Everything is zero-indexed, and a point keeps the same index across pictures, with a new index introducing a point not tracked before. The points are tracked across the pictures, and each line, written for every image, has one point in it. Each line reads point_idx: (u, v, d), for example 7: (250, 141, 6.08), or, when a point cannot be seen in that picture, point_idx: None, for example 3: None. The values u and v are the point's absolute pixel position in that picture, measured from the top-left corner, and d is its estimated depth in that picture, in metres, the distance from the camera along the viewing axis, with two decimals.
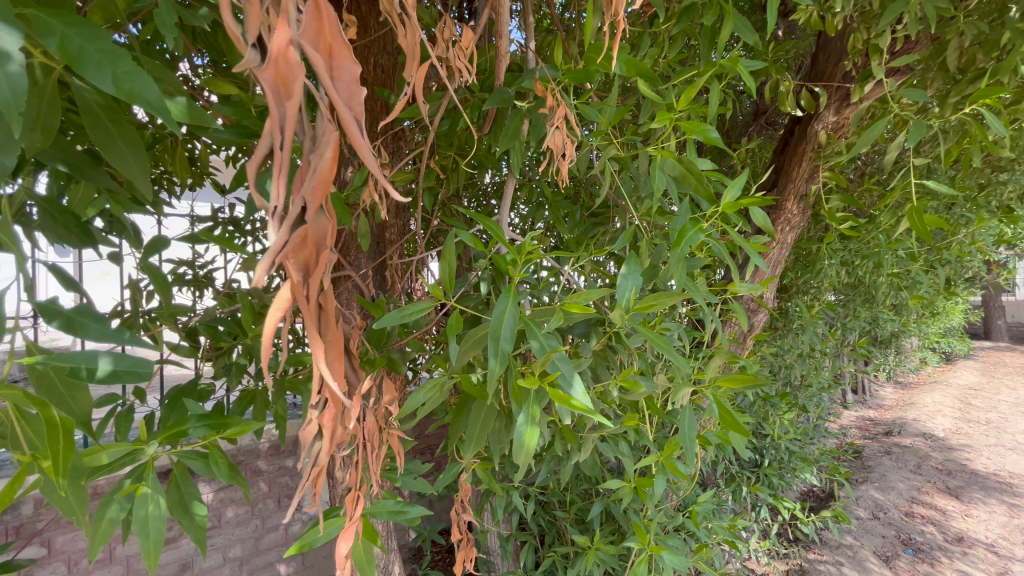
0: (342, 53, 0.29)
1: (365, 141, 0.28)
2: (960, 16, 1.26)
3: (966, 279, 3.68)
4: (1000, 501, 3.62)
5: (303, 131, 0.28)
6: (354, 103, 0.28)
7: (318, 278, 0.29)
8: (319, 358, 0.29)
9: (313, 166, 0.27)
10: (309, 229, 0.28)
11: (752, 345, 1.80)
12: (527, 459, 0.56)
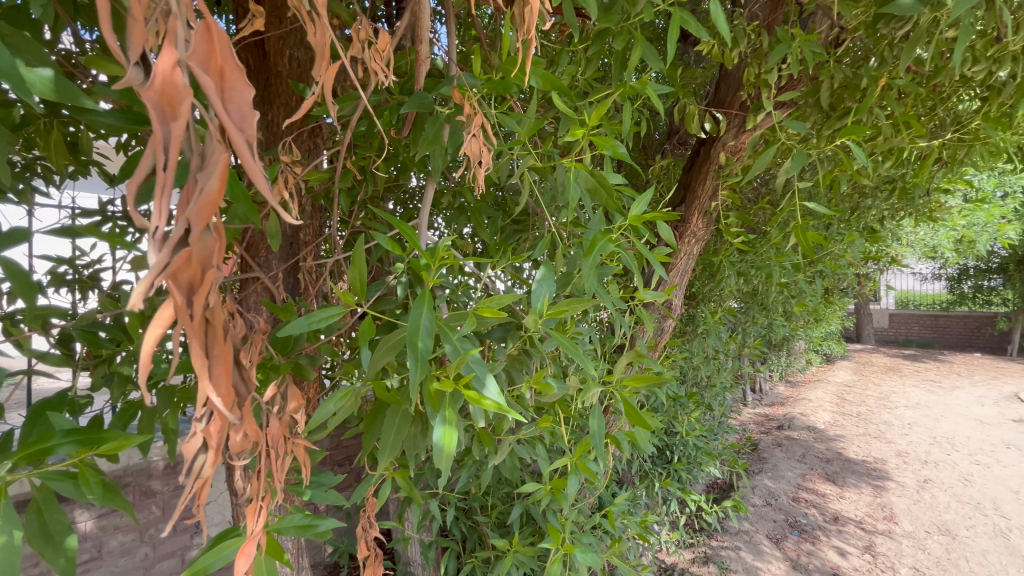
0: (234, 76, 0.28)
1: (257, 165, 0.28)
2: (831, 61, 1.46)
3: (841, 289, 4.21)
4: (867, 483, 4.15)
5: (192, 150, 0.28)
6: (246, 126, 0.28)
7: (204, 298, 0.28)
8: (204, 384, 0.28)
9: (198, 187, 0.27)
10: (194, 250, 0.27)
11: (664, 349, 1.97)
12: (444, 462, 0.55)
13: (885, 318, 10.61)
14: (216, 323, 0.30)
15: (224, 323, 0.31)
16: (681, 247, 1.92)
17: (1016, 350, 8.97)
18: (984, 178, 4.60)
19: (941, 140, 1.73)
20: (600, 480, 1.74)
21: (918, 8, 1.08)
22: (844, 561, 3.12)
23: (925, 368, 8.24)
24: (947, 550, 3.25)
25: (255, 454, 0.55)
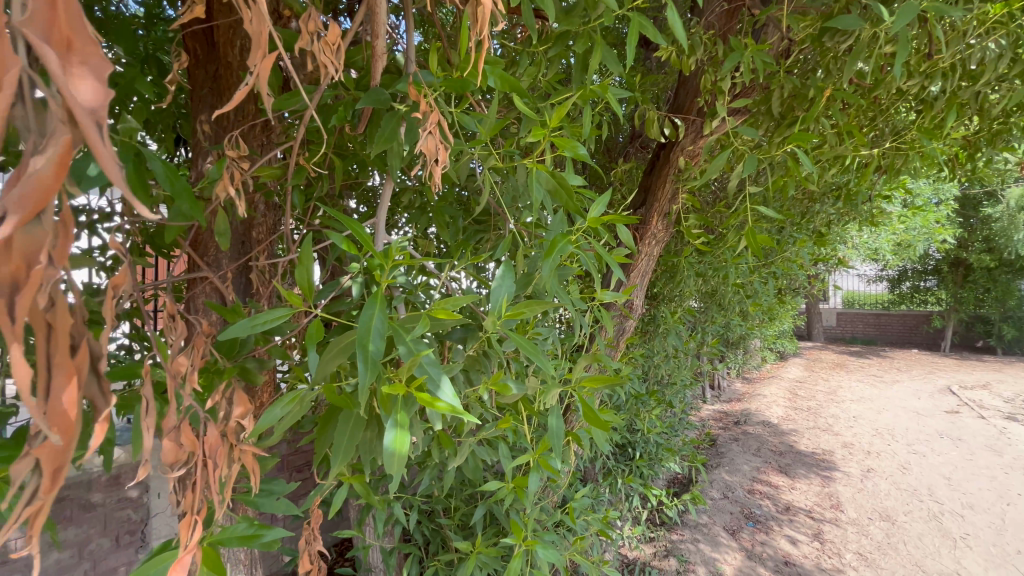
0: (86, 50, 0.28)
1: (105, 151, 0.28)
2: (781, 72, 1.52)
3: (793, 289, 4.41)
4: (816, 474, 4.36)
5: (28, 127, 0.27)
6: (94, 108, 0.28)
7: (27, 290, 0.27)
8: (22, 386, 0.27)
9: (30, 168, 0.26)
10: (14, 240, 0.27)
11: (625, 347, 2.01)
12: (396, 467, 0.53)
13: (833, 317, 11.19)
14: (58, 326, 0.31)
15: (67, 325, 0.31)
16: (641, 249, 1.96)
17: (949, 346, 9.64)
18: (921, 185, 4.93)
19: (881, 149, 1.83)
20: (563, 478, 1.75)
21: (859, 22, 1.14)
22: (794, 549, 3.26)
23: (869, 364, 8.74)
24: (887, 535, 3.45)
25: (195, 463, 0.53)
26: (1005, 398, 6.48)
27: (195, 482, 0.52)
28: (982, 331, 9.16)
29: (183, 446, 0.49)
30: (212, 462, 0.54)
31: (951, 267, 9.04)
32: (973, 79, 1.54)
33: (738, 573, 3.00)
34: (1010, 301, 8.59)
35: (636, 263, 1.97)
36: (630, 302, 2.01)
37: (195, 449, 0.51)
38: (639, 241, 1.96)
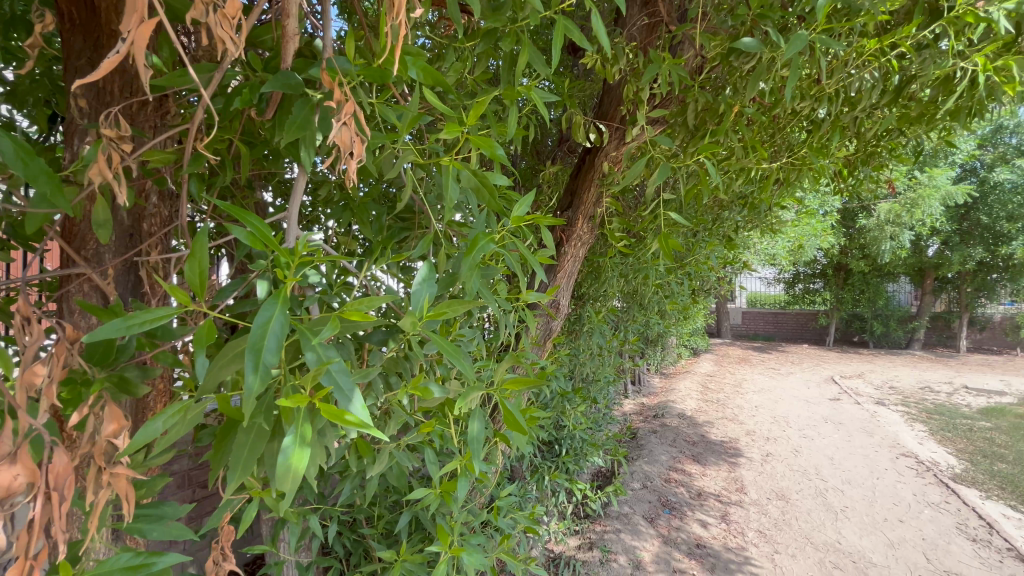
0: None
1: None
2: (695, 87, 1.62)
3: (705, 289, 4.76)
4: (723, 461, 4.73)
5: None
6: None
7: None
8: None
9: None
10: None
11: (551, 347, 2.05)
12: (290, 484, 0.49)
13: (739, 316, 12.23)
14: None
15: None
16: (567, 250, 2.01)
17: (832, 340, 10.90)
18: (811, 197, 5.53)
19: (778, 163, 2.02)
20: (490, 479, 1.75)
21: (759, 45, 1.24)
22: (705, 532, 3.50)
23: (768, 358, 9.66)
24: (782, 512, 3.81)
25: (37, 495, 0.45)
26: (875, 385, 7.43)
27: (39, 520, 0.45)
28: (858, 327, 10.45)
29: (20, 475, 0.42)
30: (63, 493, 0.47)
31: (834, 270, 10.24)
32: (851, 105, 1.73)
33: (655, 558, 3.17)
34: (879, 301, 9.87)
35: (563, 263, 2.02)
36: (558, 302, 2.06)
37: (38, 478, 0.43)
38: (565, 242, 2.01)
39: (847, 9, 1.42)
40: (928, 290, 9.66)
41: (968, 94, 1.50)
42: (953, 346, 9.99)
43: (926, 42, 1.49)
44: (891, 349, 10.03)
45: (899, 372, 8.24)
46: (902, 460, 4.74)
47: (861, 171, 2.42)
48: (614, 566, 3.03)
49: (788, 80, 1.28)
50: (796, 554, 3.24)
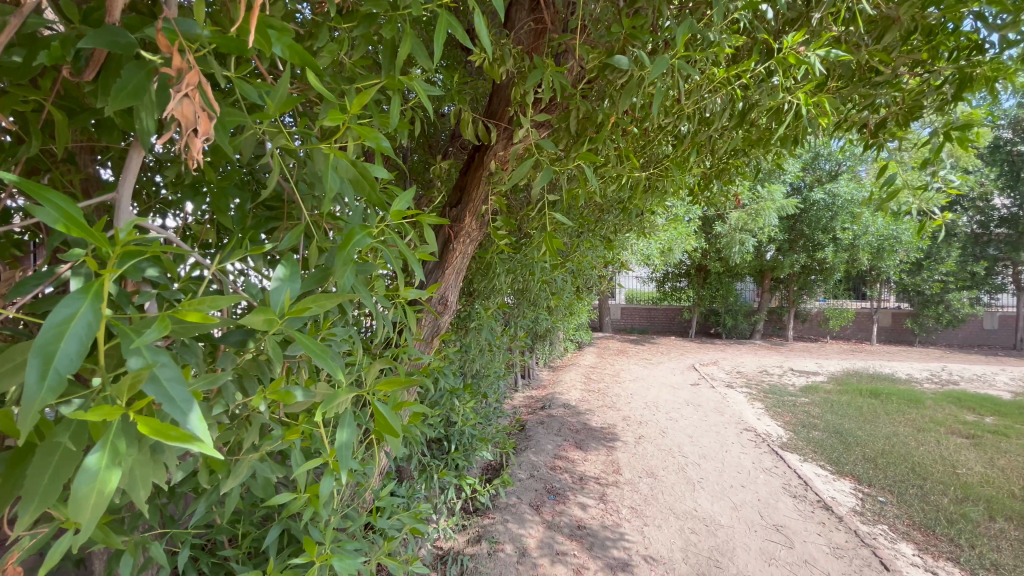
0: None
1: None
2: (575, 95, 1.71)
3: (588, 287, 5.12)
4: (602, 446, 5.11)
5: None
6: None
7: None
8: None
9: None
10: None
11: (438, 344, 2.04)
12: (93, 512, 0.42)
13: (618, 311, 13.30)
14: None
15: None
16: (455, 247, 2.01)
17: (694, 333, 12.38)
18: (677, 206, 6.22)
19: (648, 172, 2.23)
20: (371, 481, 1.68)
21: (629, 62, 1.34)
22: (584, 513, 3.74)
23: (642, 349, 10.67)
24: (651, 488, 4.21)
25: None
26: (726, 371, 8.57)
27: None
28: (714, 321, 11.97)
29: None
30: None
31: (696, 271, 11.61)
32: (707, 124, 1.96)
33: (539, 543, 3.30)
34: (730, 298, 11.42)
35: (450, 259, 2.02)
36: (445, 298, 2.05)
37: None
38: (454, 239, 2.01)
39: (701, 40, 1.61)
40: (766, 289, 11.40)
41: (792, 123, 1.79)
42: (783, 335, 11.90)
43: (762, 77, 1.73)
44: (739, 339, 11.65)
45: (744, 359, 9.60)
46: (745, 434, 5.52)
47: (715, 184, 2.78)
48: (500, 555, 3.11)
49: (653, 97, 1.42)
50: (661, 525, 3.60)
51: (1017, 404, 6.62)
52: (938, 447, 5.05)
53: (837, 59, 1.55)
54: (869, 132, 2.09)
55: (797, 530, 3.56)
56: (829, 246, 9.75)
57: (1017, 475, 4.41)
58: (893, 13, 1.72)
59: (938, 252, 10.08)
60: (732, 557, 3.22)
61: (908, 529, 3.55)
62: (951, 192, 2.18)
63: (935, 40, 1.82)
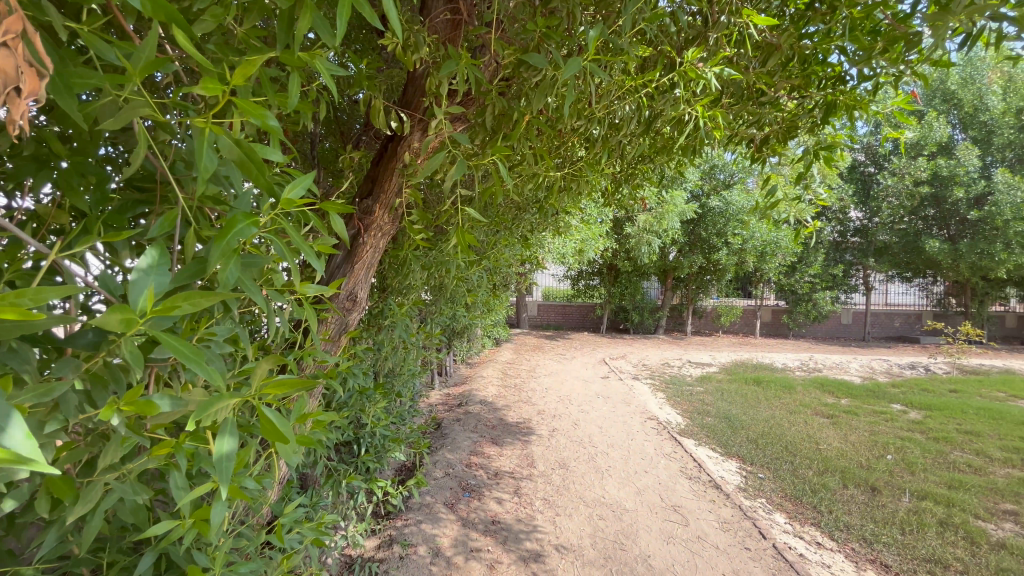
0: None
1: None
2: (491, 91, 1.70)
3: (505, 284, 5.18)
4: (517, 440, 5.20)
5: None
6: None
7: None
8: None
9: None
10: None
11: (346, 342, 1.94)
12: None
13: (535, 308, 13.61)
14: None
15: None
16: (366, 240, 1.90)
17: (605, 329, 13.04)
18: (590, 207, 6.51)
19: (562, 172, 2.29)
20: (267, 493, 1.54)
21: (544, 61, 1.35)
22: (499, 508, 3.78)
23: (557, 344, 11.04)
24: (562, 479, 4.35)
25: None
26: (633, 364, 9.11)
27: None
28: (623, 317, 12.67)
29: None
30: None
31: (607, 270, 12.20)
32: (616, 129, 2.04)
33: (453, 542, 3.27)
34: (637, 295, 12.16)
35: (361, 253, 1.91)
36: (355, 294, 1.94)
37: None
38: (364, 232, 1.90)
39: (610, 47, 1.68)
40: (668, 288, 12.29)
41: (691, 133, 1.92)
42: (683, 330, 12.91)
43: (666, 88, 1.84)
44: (644, 334, 12.45)
45: (648, 352, 10.29)
46: (649, 423, 5.92)
47: (625, 188, 2.93)
48: (413, 558, 3.03)
49: (564, 98, 1.44)
50: (572, 514, 3.73)
51: (865, 387, 7.77)
52: (806, 427, 5.77)
53: (729, 76, 1.69)
54: (755, 146, 2.31)
55: (692, 508, 3.88)
56: (722, 249, 10.75)
57: (864, 447, 5.17)
58: (776, 41, 1.93)
59: (809, 257, 11.53)
60: (635, 538, 3.43)
61: (781, 501, 4.00)
62: (818, 203, 2.49)
63: (808, 69, 2.06)
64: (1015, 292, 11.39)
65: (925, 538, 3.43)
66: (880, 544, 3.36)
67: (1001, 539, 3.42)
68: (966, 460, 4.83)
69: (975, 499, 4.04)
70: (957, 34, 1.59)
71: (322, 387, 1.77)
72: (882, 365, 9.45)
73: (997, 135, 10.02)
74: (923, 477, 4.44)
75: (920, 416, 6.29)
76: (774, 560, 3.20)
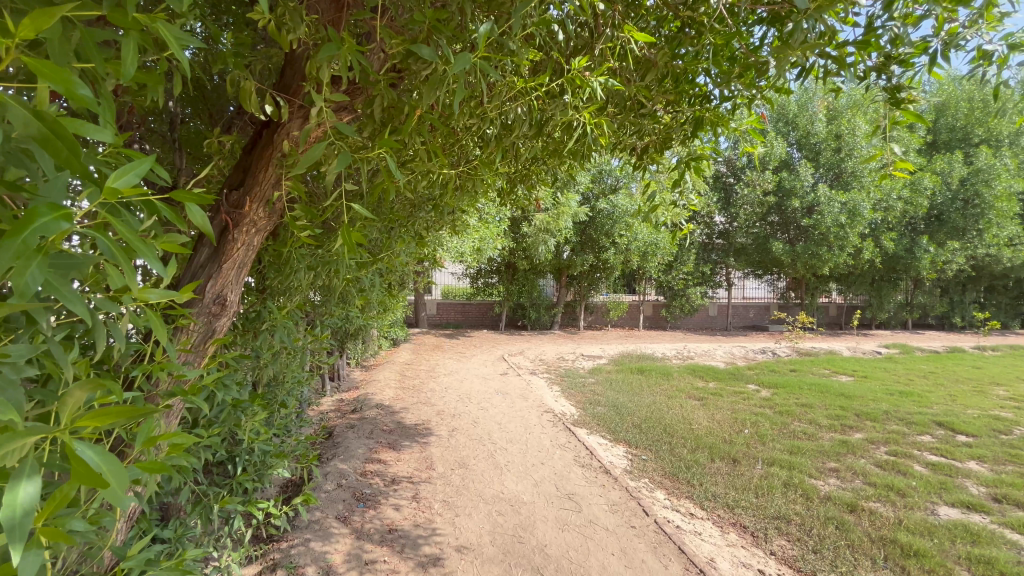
0: None
1: None
2: (379, 81, 1.61)
3: (402, 283, 5.03)
4: (416, 443, 5.08)
5: None
6: None
7: None
8: None
9: None
10: None
11: (212, 353, 1.71)
12: None
13: (434, 306, 13.46)
14: None
15: None
16: (237, 238, 1.68)
17: (503, 326, 13.29)
18: (488, 207, 6.58)
19: (456, 171, 2.24)
20: (108, 534, 1.30)
21: (432, 55, 1.30)
22: (396, 515, 3.65)
23: (457, 343, 11.02)
24: (462, 478, 4.33)
25: None
26: (531, 359, 9.39)
27: None
28: (521, 314, 13.02)
29: None
30: None
31: (505, 268, 12.44)
32: (509, 131, 2.05)
33: (346, 557, 3.08)
34: (534, 293, 12.56)
35: (230, 251, 1.67)
36: (224, 297, 1.70)
37: None
38: (233, 228, 1.67)
39: (501, 48, 1.66)
40: (563, 285, 12.88)
41: (580, 138, 2.00)
42: (576, 325, 13.62)
43: (557, 92, 1.90)
44: (541, 330, 12.93)
45: (545, 347, 10.68)
46: (546, 415, 6.14)
47: (519, 188, 2.98)
48: None
49: (455, 95, 1.40)
50: (471, 513, 3.72)
51: (728, 371, 8.86)
52: (681, 409, 6.42)
53: (611, 87, 1.78)
54: (637, 154, 2.49)
55: (584, 495, 4.09)
56: (610, 248, 11.54)
57: (727, 424, 5.88)
58: (653, 58, 2.10)
59: (683, 256, 12.82)
60: (533, 530, 3.52)
61: (661, 479, 4.39)
62: (691, 208, 2.75)
63: (680, 86, 2.25)
64: (835, 287, 13.79)
65: (773, 499, 3.99)
66: (739, 508, 3.82)
67: (827, 493, 4.10)
68: (803, 428, 5.73)
69: (809, 460, 4.80)
70: (795, 66, 1.85)
71: (182, 404, 1.54)
72: (740, 351, 10.84)
73: (822, 155, 12.04)
74: (771, 446, 5.16)
75: (769, 394, 7.33)
76: (655, 535, 3.49)
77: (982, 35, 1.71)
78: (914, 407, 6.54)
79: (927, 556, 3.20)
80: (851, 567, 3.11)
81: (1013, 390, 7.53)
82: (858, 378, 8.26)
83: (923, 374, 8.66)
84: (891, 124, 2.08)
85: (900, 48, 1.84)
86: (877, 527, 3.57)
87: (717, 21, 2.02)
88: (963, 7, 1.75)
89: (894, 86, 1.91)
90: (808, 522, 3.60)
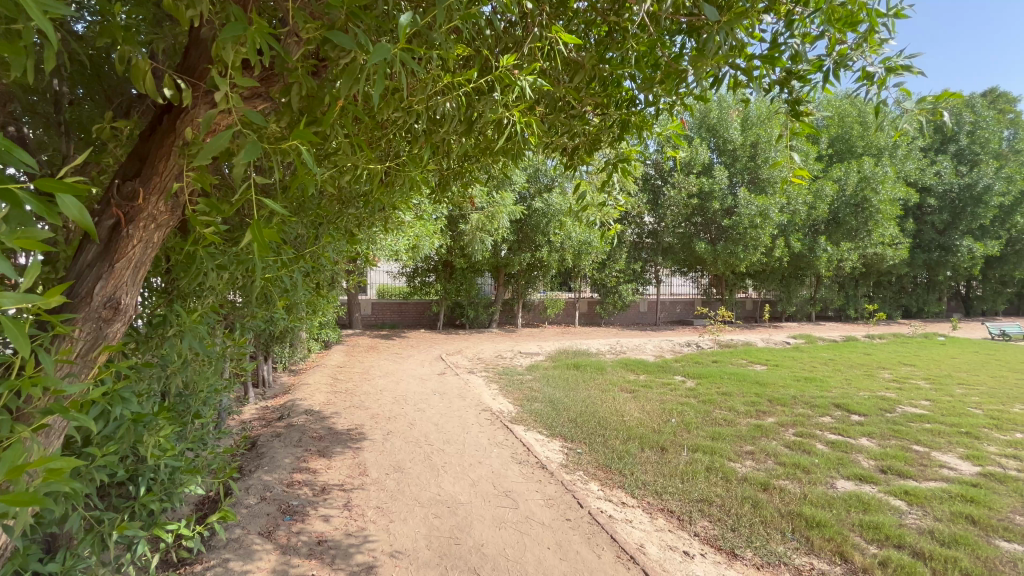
0: None
1: None
2: (295, 68, 1.50)
3: (332, 282, 4.81)
4: (349, 449, 4.88)
5: None
6: None
7: None
8: None
9: None
10: None
11: (102, 362, 1.51)
12: None
13: (369, 307, 13.01)
14: None
15: None
16: (133, 234, 1.51)
17: (441, 325, 13.12)
18: (423, 204, 6.45)
19: (384, 166, 2.15)
20: None
21: (349, 43, 1.24)
22: (326, 526, 3.47)
23: (393, 343, 10.73)
24: (397, 483, 4.21)
25: None
26: (468, 358, 9.34)
27: None
28: (459, 313, 12.91)
29: None
30: None
31: (442, 267, 12.29)
32: (438, 126, 2.00)
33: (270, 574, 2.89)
34: (472, 291, 12.51)
35: (124, 249, 1.49)
36: (117, 300, 1.51)
37: None
38: (129, 223, 1.50)
39: (427, 40, 1.64)
40: (501, 283, 12.93)
41: (510, 136, 1.99)
42: (514, 324, 13.74)
43: (486, 89, 1.87)
44: (479, 329, 12.91)
45: (483, 346, 10.67)
46: (483, 414, 6.12)
47: (452, 185, 2.92)
48: None
49: (375, 87, 1.33)
50: (406, 518, 3.62)
51: (657, 364, 9.31)
52: (614, 402, 6.65)
53: (538, 86, 1.79)
54: (568, 154, 2.52)
55: (521, 491, 4.12)
56: (546, 247, 11.73)
57: (656, 415, 6.18)
58: (581, 60, 2.14)
59: (616, 255, 13.30)
60: (469, 531, 3.49)
61: (595, 471, 4.52)
62: (620, 209, 2.83)
63: (608, 89, 2.31)
64: (751, 283, 14.93)
65: (697, 483, 4.23)
66: (667, 494, 4.02)
67: (744, 474, 4.42)
68: (723, 415, 6.15)
69: (728, 445, 5.15)
70: (710, 75, 1.95)
71: (63, 423, 1.36)
72: (668, 345, 11.44)
73: (738, 161, 12.96)
74: (695, 433, 5.49)
75: (694, 384, 7.79)
76: (589, 526, 3.58)
77: (866, 57, 1.90)
78: (816, 392, 7.24)
79: (827, 525, 3.53)
80: (764, 542, 3.36)
81: (895, 374, 8.54)
82: (770, 367, 9.00)
83: (825, 361, 9.59)
84: (793, 134, 2.26)
85: (799, 65, 2.00)
86: (786, 503, 3.89)
87: (639, 28, 2.09)
88: (851, 30, 1.94)
89: (794, 99, 2.08)
90: (727, 502, 3.86)
